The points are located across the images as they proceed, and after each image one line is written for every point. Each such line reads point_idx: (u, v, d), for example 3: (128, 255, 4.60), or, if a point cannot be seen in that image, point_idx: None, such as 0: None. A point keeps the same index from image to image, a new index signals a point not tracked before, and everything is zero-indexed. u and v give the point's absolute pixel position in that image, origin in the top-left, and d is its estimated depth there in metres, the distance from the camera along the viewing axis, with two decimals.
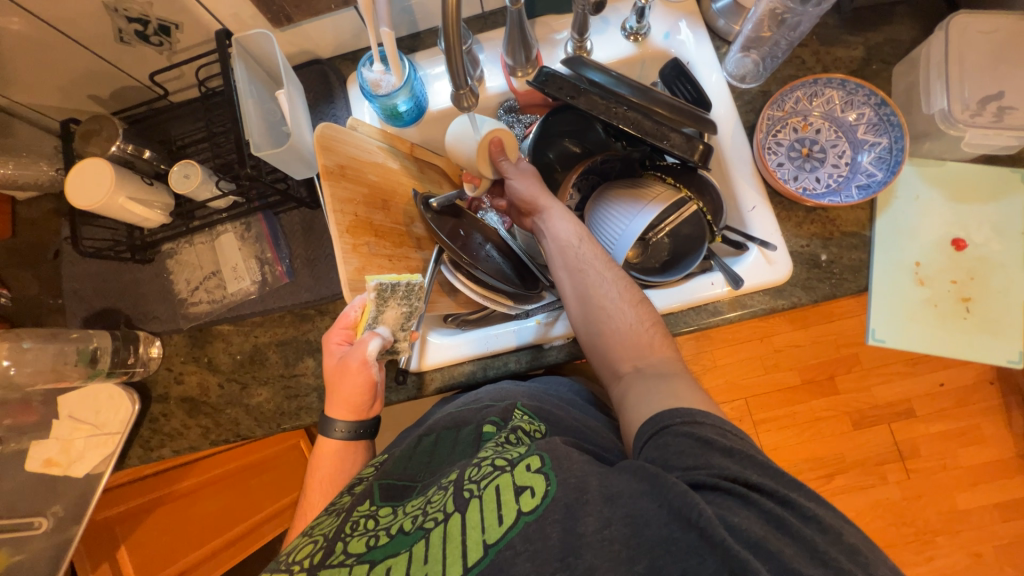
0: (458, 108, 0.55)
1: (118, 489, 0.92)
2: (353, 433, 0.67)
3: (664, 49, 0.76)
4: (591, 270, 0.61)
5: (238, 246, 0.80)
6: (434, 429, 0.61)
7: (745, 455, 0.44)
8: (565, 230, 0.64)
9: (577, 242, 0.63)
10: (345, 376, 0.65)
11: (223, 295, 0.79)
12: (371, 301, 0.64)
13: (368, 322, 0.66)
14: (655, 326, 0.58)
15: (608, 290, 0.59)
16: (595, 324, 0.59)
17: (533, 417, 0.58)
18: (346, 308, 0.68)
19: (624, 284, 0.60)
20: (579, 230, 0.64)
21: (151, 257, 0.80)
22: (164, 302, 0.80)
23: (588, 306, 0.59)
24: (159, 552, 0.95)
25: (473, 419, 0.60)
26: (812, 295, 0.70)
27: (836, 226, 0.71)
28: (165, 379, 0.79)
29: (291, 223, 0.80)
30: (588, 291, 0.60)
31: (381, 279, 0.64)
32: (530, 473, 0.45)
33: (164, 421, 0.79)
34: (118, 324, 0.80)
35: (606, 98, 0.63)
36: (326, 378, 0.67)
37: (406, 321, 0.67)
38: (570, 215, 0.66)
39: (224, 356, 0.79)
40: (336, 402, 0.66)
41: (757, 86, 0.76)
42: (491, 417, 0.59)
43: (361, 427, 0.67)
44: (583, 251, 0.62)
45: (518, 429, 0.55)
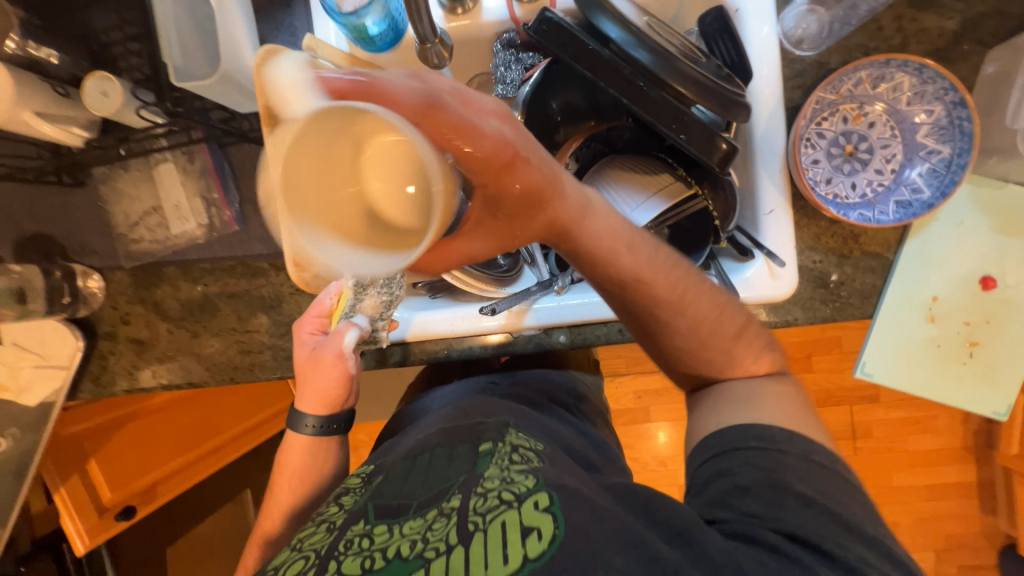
0: (429, 63, 0.47)
1: (76, 409, 0.90)
2: (325, 428, 0.68)
3: None
4: (658, 316, 0.55)
5: (179, 180, 0.69)
6: (425, 446, 0.58)
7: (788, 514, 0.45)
8: (619, 273, 0.53)
9: (634, 288, 0.53)
10: (318, 367, 0.66)
11: (167, 236, 0.71)
12: (349, 289, 0.64)
13: (345, 311, 0.65)
14: (739, 338, 0.56)
15: (682, 336, 0.55)
16: (675, 362, 0.58)
17: (528, 435, 0.57)
18: (321, 296, 0.68)
19: (699, 314, 0.54)
20: (634, 272, 0.53)
21: (83, 180, 0.71)
22: (103, 232, 0.72)
23: (663, 349, 0.58)
24: (130, 465, 0.99)
25: (466, 437, 0.57)
26: (809, 315, 0.63)
27: (857, 243, 0.62)
28: (112, 317, 0.74)
29: (241, 159, 0.69)
30: (659, 337, 0.57)
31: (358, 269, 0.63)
32: (537, 512, 0.45)
33: (114, 360, 0.75)
34: (52, 254, 0.72)
35: (618, 63, 0.50)
36: (299, 369, 0.68)
37: (383, 311, 0.66)
38: (622, 244, 0.52)
39: (173, 301, 0.73)
40: (308, 393, 0.67)
41: (813, 56, 0.61)
42: (487, 435, 0.57)
43: (333, 423, 0.68)
44: (647, 301, 0.54)
45: (519, 449, 0.54)
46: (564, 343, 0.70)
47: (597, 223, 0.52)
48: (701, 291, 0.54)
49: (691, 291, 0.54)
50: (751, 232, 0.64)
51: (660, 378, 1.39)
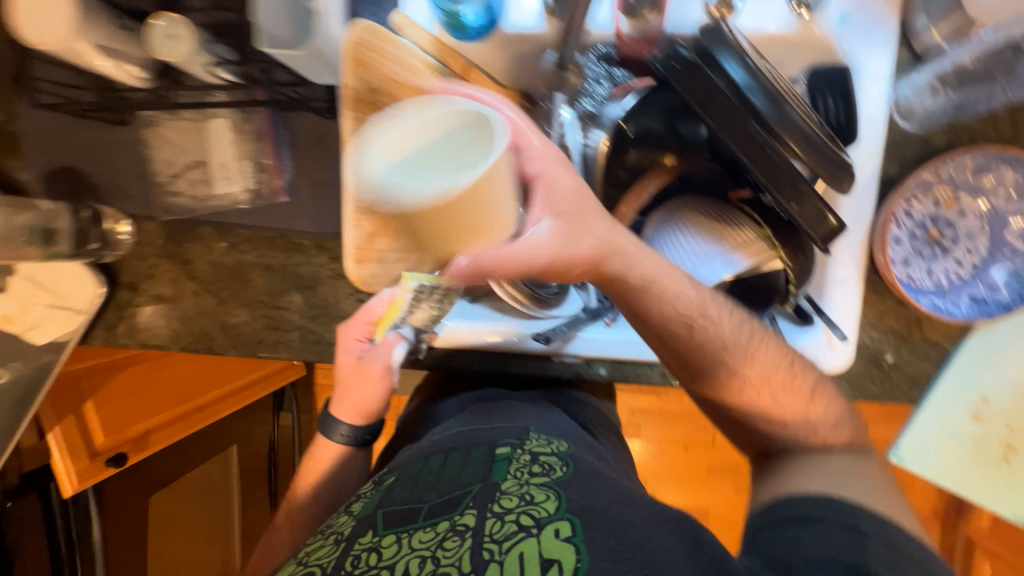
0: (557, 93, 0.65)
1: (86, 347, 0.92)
2: (354, 437, 0.74)
3: (832, 39, 0.58)
4: (724, 363, 0.56)
5: (231, 139, 0.66)
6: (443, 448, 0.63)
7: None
8: (690, 305, 0.54)
9: (700, 327, 0.54)
10: (363, 378, 0.70)
11: (207, 194, 0.67)
12: (404, 301, 0.57)
13: (392, 323, 0.61)
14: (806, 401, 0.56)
15: (748, 381, 0.56)
16: (746, 406, 0.57)
17: (547, 442, 0.62)
18: (372, 302, 0.64)
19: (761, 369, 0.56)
20: (702, 311, 0.54)
21: (126, 119, 0.67)
22: (140, 178, 0.68)
23: (729, 393, 0.57)
24: (123, 411, 0.98)
25: (484, 441, 0.62)
26: (856, 392, 0.63)
27: (918, 328, 0.61)
28: (137, 269, 0.71)
29: (300, 129, 0.65)
30: (727, 381, 0.57)
31: (420, 281, 0.54)
32: (558, 541, 0.47)
33: (132, 313, 0.72)
34: (84, 192, 0.69)
35: (735, 108, 0.45)
36: (342, 372, 0.71)
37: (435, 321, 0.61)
38: (685, 282, 0.54)
39: (203, 262, 0.70)
40: (347, 404, 0.72)
41: (918, 131, 0.59)
42: (505, 441, 0.61)
43: (364, 432, 0.75)
44: (712, 341, 0.55)
45: (537, 458, 0.58)
46: (603, 377, 0.69)
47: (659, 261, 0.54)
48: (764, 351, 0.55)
49: (759, 335, 0.56)
50: (816, 299, 0.62)
51: (658, 403, 1.39)
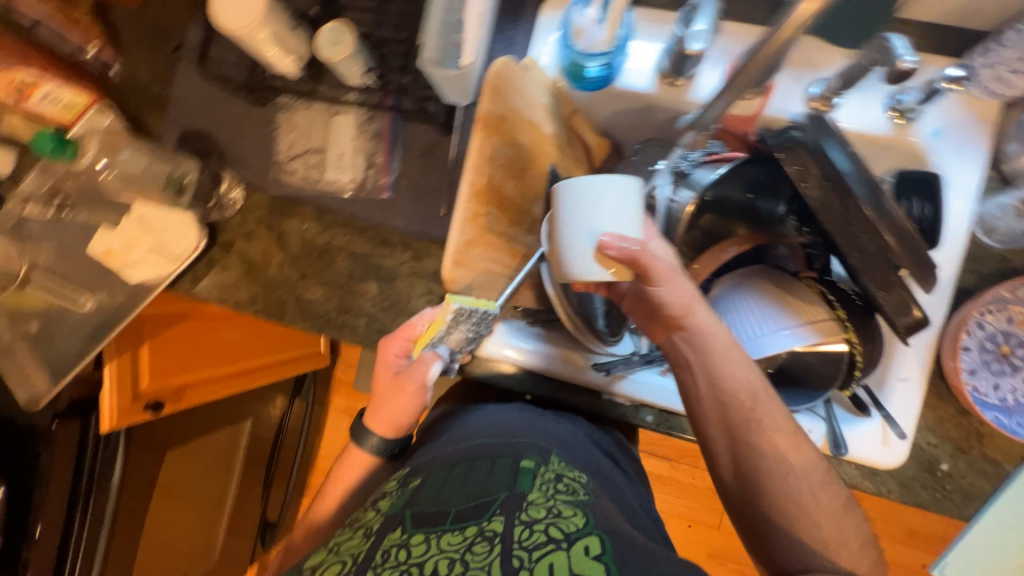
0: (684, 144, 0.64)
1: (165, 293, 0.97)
2: (384, 450, 0.70)
3: (924, 149, 0.61)
4: (764, 453, 0.50)
5: (353, 134, 0.73)
6: (469, 456, 0.60)
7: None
8: (738, 377, 0.51)
9: (750, 404, 0.50)
10: (397, 396, 0.66)
11: (318, 178, 0.74)
12: (446, 319, 0.61)
13: (432, 339, 0.63)
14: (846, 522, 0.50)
15: (791, 481, 0.50)
16: (777, 512, 0.50)
17: (569, 466, 0.59)
18: (415, 319, 0.67)
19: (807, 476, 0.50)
20: (756, 389, 0.51)
21: (265, 101, 0.75)
22: (262, 152, 0.76)
23: (756, 494, 0.51)
24: (170, 360, 1.02)
25: (509, 453, 0.59)
26: (906, 495, 0.61)
27: (978, 442, 0.61)
28: (235, 231, 0.77)
29: (415, 137, 0.71)
30: (760, 477, 0.50)
31: (461, 304, 0.59)
32: (590, 558, 0.44)
33: (220, 270, 0.77)
34: (210, 155, 0.77)
35: (836, 191, 0.48)
36: (377, 388, 0.69)
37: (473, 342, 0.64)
38: (740, 354, 0.53)
39: (296, 237, 0.76)
40: (380, 417, 0.69)
41: (998, 249, 0.61)
42: (530, 454, 0.59)
43: (393, 446, 0.71)
44: (752, 423, 0.50)
45: (563, 477, 0.56)
46: (648, 424, 0.69)
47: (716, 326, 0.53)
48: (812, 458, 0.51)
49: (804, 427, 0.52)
50: (874, 391, 0.62)
51: (670, 469, 1.35)
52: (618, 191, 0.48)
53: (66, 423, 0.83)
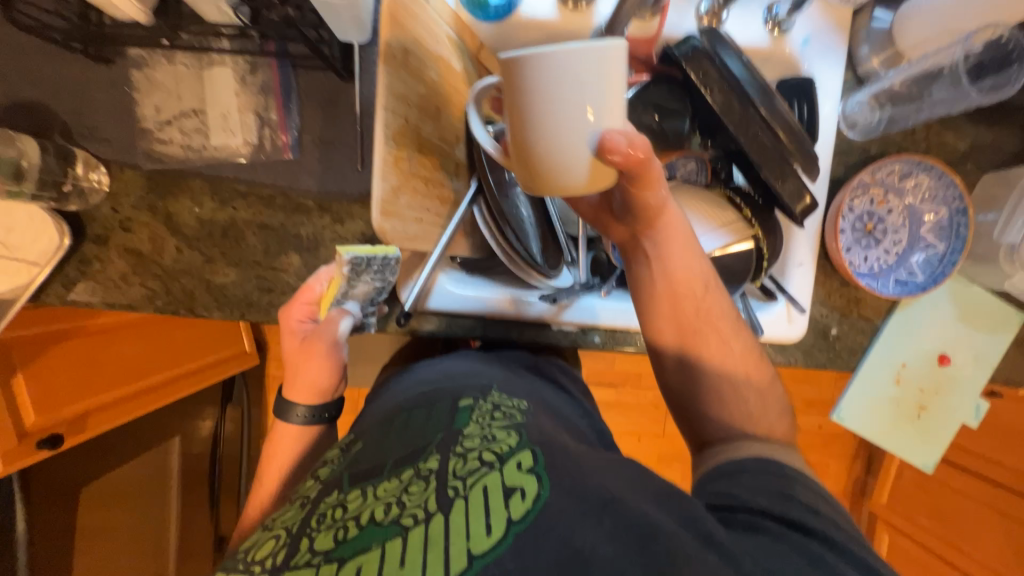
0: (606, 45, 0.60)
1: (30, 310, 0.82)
2: (316, 416, 0.67)
3: (797, 57, 0.69)
4: (705, 341, 0.57)
5: (234, 90, 0.64)
6: (412, 406, 0.61)
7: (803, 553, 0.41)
8: (683, 275, 0.56)
9: (700, 294, 0.56)
10: (307, 360, 0.64)
11: (203, 145, 0.64)
12: (343, 273, 0.60)
13: (335, 297, 0.62)
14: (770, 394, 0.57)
15: (727, 365, 0.57)
16: (709, 396, 0.57)
17: (509, 395, 0.62)
18: (312, 280, 0.65)
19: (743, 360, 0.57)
20: (705, 280, 0.57)
21: (111, 58, 0.62)
22: (120, 122, 0.64)
23: (694, 379, 0.58)
24: (60, 388, 0.87)
25: (445, 397, 0.60)
26: (807, 360, 0.73)
27: (857, 306, 0.73)
28: (108, 221, 0.65)
29: (311, 87, 0.64)
30: (701, 363, 0.57)
31: (355, 254, 0.58)
32: (520, 473, 0.45)
33: (101, 268, 0.66)
34: (51, 131, 0.63)
35: (737, 94, 0.52)
36: (289, 355, 0.66)
37: (376, 295, 0.65)
38: (693, 248, 0.56)
39: (189, 218, 0.66)
40: (298, 384, 0.65)
41: (860, 141, 0.71)
42: (467, 394, 0.60)
43: (324, 411, 0.67)
44: (697, 314, 0.57)
45: (497, 408, 0.57)
46: (596, 345, 0.74)
47: (678, 224, 0.55)
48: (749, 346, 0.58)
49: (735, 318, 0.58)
50: (778, 279, 0.71)
51: (615, 395, 1.47)
52: (600, 66, 0.39)
53: None
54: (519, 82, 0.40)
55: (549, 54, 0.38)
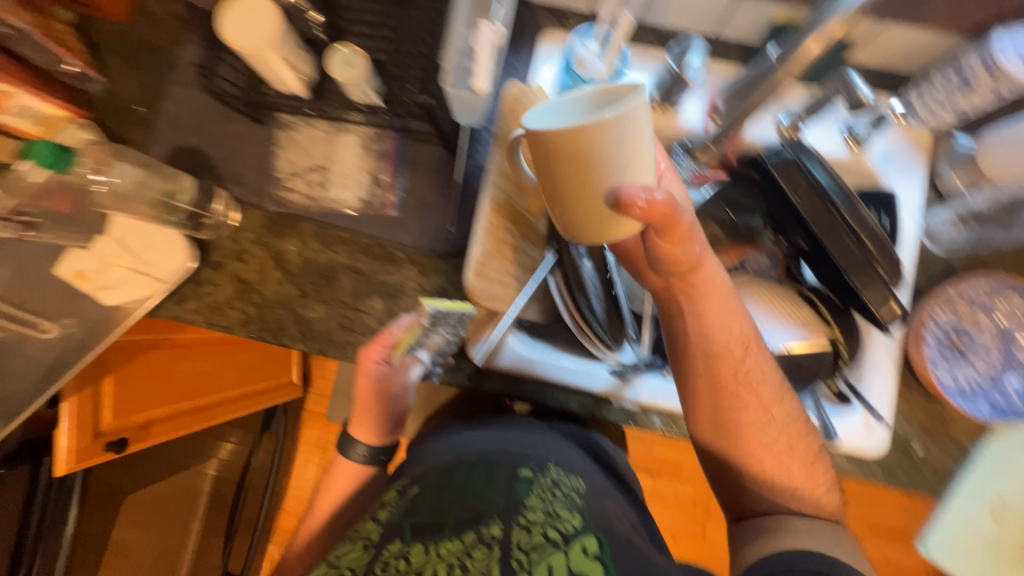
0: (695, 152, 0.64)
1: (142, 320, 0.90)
2: (372, 456, 0.76)
3: (875, 171, 0.72)
4: (739, 399, 0.58)
5: (357, 153, 0.74)
6: (466, 462, 0.61)
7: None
8: (727, 326, 0.56)
9: (741, 352, 0.57)
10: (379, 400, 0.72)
11: (321, 196, 0.73)
12: (422, 324, 0.66)
13: (411, 346, 0.67)
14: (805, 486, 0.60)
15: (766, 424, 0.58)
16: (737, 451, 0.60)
17: (567, 472, 0.62)
18: (391, 326, 0.69)
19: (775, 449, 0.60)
20: (746, 338, 0.57)
21: (263, 120, 0.74)
22: (259, 170, 0.74)
23: (727, 435, 0.60)
24: (138, 394, 0.94)
25: (507, 460, 0.61)
26: (888, 478, 0.67)
27: (944, 426, 0.68)
28: (228, 250, 0.74)
29: (421, 157, 0.73)
30: (736, 424, 0.59)
31: (436, 308, 0.65)
32: (586, 558, 0.50)
33: (210, 292, 0.74)
34: (204, 173, 0.74)
35: (827, 202, 0.55)
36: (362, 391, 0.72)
37: (447, 348, 0.69)
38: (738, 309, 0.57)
39: (295, 256, 0.74)
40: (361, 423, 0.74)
41: (941, 254, 0.71)
42: (528, 463, 0.61)
43: (380, 453, 0.76)
44: (732, 372, 0.58)
45: (557, 483, 0.59)
46: (658, 429, 0.71)
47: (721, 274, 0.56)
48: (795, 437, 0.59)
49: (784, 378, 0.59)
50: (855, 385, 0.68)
51: (651, 485, 1.37)
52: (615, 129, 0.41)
53: None
54: (545, 148, 0.43)
55: (573, 130, 0.41)
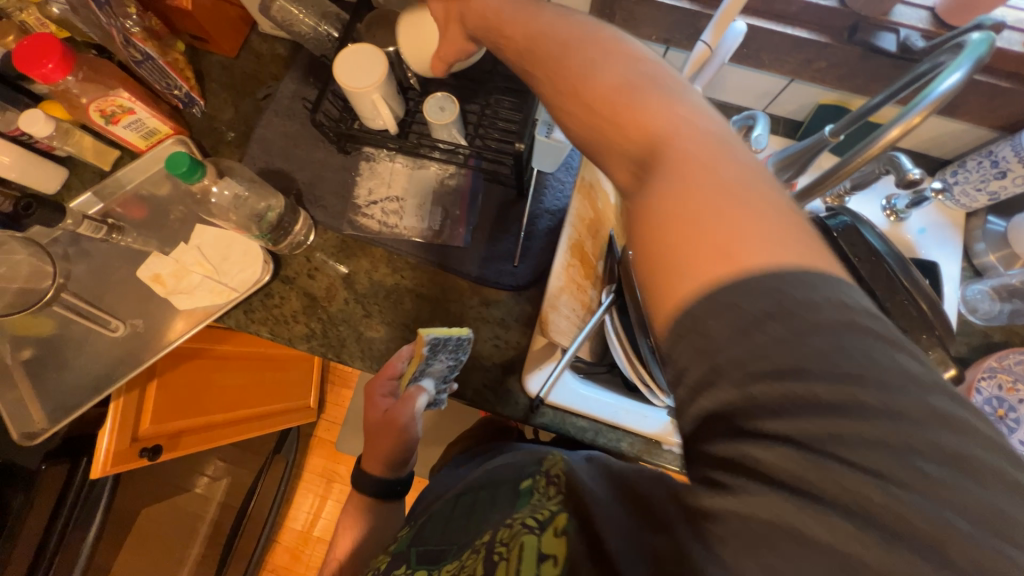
0: None
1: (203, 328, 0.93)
2: (391, 491, 0.71)
3: (914, 242, 0.77)
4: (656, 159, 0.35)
5: (433, 187, 0.79)
6: (474, 489, 0.58)
7: (917, 420, 0.26)
8: None
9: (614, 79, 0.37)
10: (383, 431, 0.67)
11: (396, 223, 0.78)
12: (422, 353, 0.63)
13: (414, 375, 0.66)
14: (794, 240, 0.30)
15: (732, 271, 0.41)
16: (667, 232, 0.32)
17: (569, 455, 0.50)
18: (395, 358, 0.70)
19: (727, 181, 0.32)
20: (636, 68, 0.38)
21: (349, 151, 0.80)
22: (339, 195, 0.80)
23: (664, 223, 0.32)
24: (175, 402, 0.93)
25: (511, 472, 0.55)
26: None
27: None
28: (300, 266, 0.78)
29: (491, 196, 0.79)
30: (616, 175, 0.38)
31: (434, 335, 0.62)
32: (556, 540, 0.39)
33: (278, 304, 0.76)
34: (288, 193, 0.79)
35: (893, 268, 0.58)
36: (368, 426, 0.69)
37: (449, 374, 0.68)
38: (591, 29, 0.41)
39: (364, 277, 0.77)
40: (372, 454, 0.70)
41: (982, 325, 0.74)
42: (529, 465, 0.53)
43: (397, 486, 0.71)
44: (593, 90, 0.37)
45: (552, 469, 0.48)
46: None
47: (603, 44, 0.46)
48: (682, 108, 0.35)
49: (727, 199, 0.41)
50: None
51: None
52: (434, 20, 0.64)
53: (56, 464, 0.72)
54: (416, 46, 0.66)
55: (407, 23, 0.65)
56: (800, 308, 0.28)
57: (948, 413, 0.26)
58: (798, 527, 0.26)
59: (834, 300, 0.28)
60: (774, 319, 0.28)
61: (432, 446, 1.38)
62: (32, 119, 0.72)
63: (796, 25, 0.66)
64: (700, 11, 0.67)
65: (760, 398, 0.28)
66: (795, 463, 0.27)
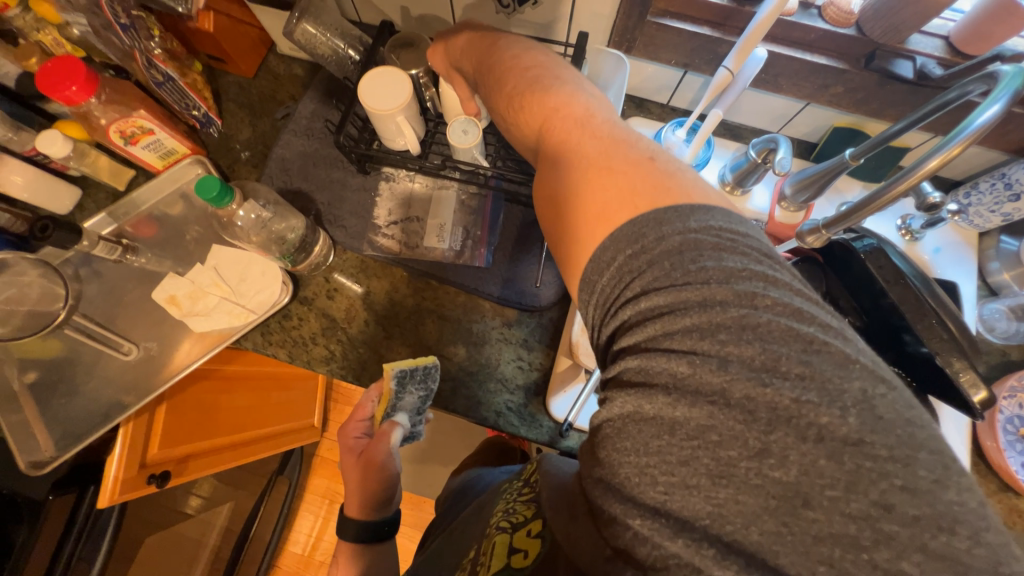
0: (802, 238, 0.65)
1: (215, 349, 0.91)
2: (378, 530, 0.70)
3: (929, 261, 0.79)
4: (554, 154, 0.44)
5: (453, 208, 0.79)
6: (465, 513, 0.61)
7: (717, 305, 0.32)
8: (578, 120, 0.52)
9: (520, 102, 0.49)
10: (365, 467, 0.69)
11: (416, 244, 0.78)
12: (393, 386, 0.65)
13: (388, 410, 0.68)
14: (658, 190, 0.36)
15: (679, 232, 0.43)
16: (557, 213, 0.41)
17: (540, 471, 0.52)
18: (365, 401, 0.73)
19: (594, 156, 0.40)
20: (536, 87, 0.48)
21: (369, 171, 0.80)
22: (359, 215, 0.79)
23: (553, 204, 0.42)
24: (182, 425, 0.90)
25: (495, 493, 0.58)
26: None
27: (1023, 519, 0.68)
28: (319, 287, 0.77)
29: (512, 216, 0.79)
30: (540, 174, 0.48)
31: (399, 367, 0.64)
32: (529, 537, 0.42)
33: (296, 326, 0.75)
34: (307, 214, 0.79)
35: (922, 290, 0.59)
36: (348, 467, 0.71)
37: (422, 405, 0.69)
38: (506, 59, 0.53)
39: (384, 297, 0.77)
40: (354, 495, 0.70)
41: (1000, 344, 0.75)
42: (511, 482, 0.56)
43: (383, 525, 0.70)
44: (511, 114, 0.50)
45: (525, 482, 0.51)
46: None
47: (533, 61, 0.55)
48: (567, 111, 0.45)
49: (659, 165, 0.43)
50: None
51: None
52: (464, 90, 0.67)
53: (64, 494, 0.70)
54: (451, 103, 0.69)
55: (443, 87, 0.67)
56: (646, 239, 0.35)
57: (744, 292, 0.32)
58: (638, 408, 0.32)
59: (673, 228, 0.34)
60: (629, 252, 0.35)
61: (441, 465, 1.35)
62: (49, 141, 0.70)
63: (813, 52, 0.67)
64: (721, 37, 0.67)
65: (629, 320, 0.34)
66: (639, 365, 0.33)
